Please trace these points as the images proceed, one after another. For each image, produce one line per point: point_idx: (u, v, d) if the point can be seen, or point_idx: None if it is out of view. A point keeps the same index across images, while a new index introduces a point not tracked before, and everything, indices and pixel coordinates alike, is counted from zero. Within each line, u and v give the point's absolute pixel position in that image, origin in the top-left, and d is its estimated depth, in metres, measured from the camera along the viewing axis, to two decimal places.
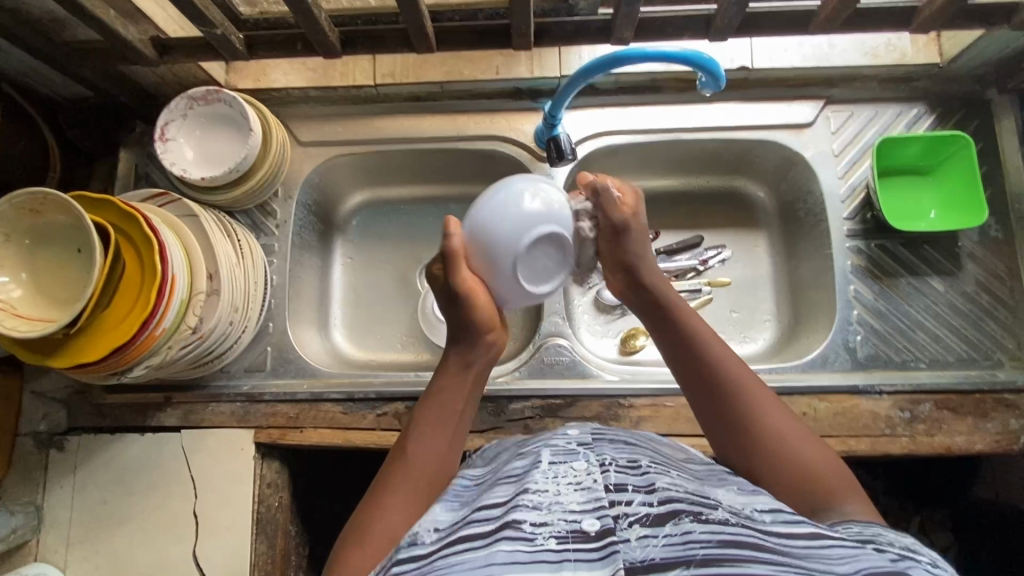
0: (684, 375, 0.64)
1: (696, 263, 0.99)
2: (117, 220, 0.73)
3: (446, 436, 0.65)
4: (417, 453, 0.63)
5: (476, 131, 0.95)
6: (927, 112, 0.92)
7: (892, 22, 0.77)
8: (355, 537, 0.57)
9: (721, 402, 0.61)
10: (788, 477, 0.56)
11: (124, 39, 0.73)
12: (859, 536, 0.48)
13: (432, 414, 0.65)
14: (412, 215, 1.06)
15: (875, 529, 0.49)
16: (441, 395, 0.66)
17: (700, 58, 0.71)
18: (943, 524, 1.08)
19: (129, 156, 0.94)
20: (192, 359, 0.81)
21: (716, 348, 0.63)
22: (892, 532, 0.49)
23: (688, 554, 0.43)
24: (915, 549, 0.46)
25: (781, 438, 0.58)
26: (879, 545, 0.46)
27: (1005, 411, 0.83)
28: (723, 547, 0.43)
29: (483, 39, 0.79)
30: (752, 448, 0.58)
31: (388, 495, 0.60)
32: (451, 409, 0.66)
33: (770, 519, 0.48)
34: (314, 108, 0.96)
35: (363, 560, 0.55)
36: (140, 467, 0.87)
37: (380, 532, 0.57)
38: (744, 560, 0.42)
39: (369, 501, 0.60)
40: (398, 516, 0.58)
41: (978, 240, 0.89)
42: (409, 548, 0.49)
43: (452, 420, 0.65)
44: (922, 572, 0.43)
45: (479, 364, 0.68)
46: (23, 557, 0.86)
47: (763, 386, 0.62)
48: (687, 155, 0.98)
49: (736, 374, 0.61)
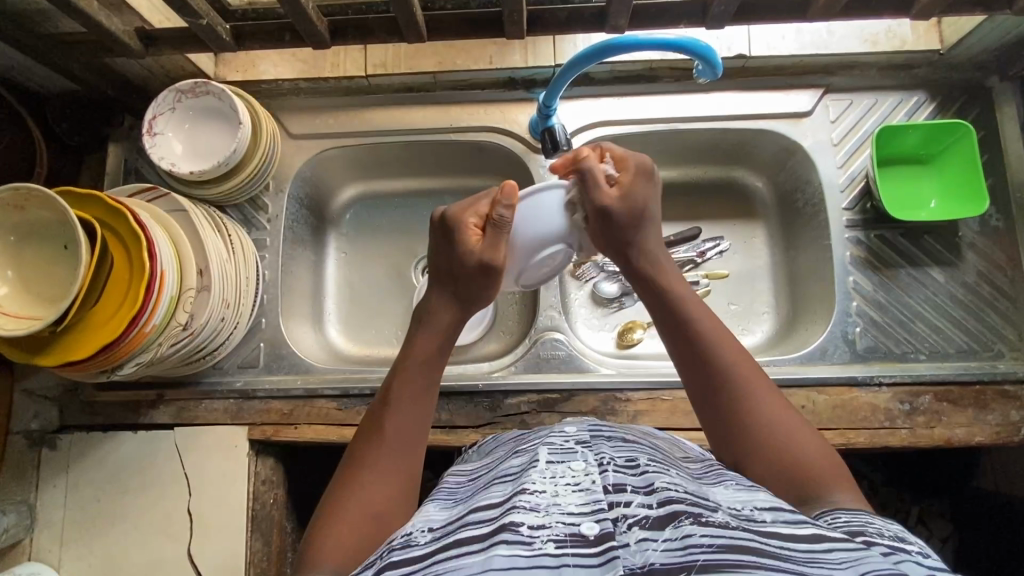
0: (678, 362, 0.63)
1: (693, 256, 0.97)
2: (102, 214, 0.71)
3: (420, 404, 0.62)
4: (392, 424, 0.60)
5: (470, 121, 0.93)
6: (927, 100, 0.90)
7: (892, 8, 0.75)
8: (332, 514, 0.54)
9: (715, 389, 0.60)
10: (776, 467, 0.55)
11: (107, 30, 0.72)
12: (849, 527, 0.47)
13: (403, 385, 0.62)
14: (406, 208, 1.05)
15: (866, 518, 0.48)
16: (417, 369, 0.63)
17: (697, 46, 0.69)
18: (942, 515, 1.08)
19: (117, 150, 0.92)
20: (182, 357, 0.81)
21: (714, 339, 0.61)
22: (882, 520, 0.48)
23: (689, 560, 0.41)
24: (904, 538, 0.46)
25: (773, 427, 0.57)
26: (869, 538, 0.45)
27: (1006, 403, 0.82)
28: (722, 552, 0.42)
29: (475, 28, 0.78)
30: (743, 435, 0.57)
31: (365, 471, 0.57)
32: (425, 384, 0.63)
33: (770, 519, 0.47)
34: (305, 99, 0.95)
35: (342, 536, 0.52)
36: (133, 466, 0.86)
37: (357, 507, 0.54)
38: (746, 566, 0.41)
39: (343, 478, 0.58)
40: (376, 491, 0.56)
41: (979, 229, 0.88)
42: (403, 551, 0.48)
43: (425, 395, 0.63)
44: (914, 565, 0.42)
45: (449, 329, 0.66)
46: (16, 556, 0.85)
47: (768, 387, 0.59)
48: (685, 145, 0.97)
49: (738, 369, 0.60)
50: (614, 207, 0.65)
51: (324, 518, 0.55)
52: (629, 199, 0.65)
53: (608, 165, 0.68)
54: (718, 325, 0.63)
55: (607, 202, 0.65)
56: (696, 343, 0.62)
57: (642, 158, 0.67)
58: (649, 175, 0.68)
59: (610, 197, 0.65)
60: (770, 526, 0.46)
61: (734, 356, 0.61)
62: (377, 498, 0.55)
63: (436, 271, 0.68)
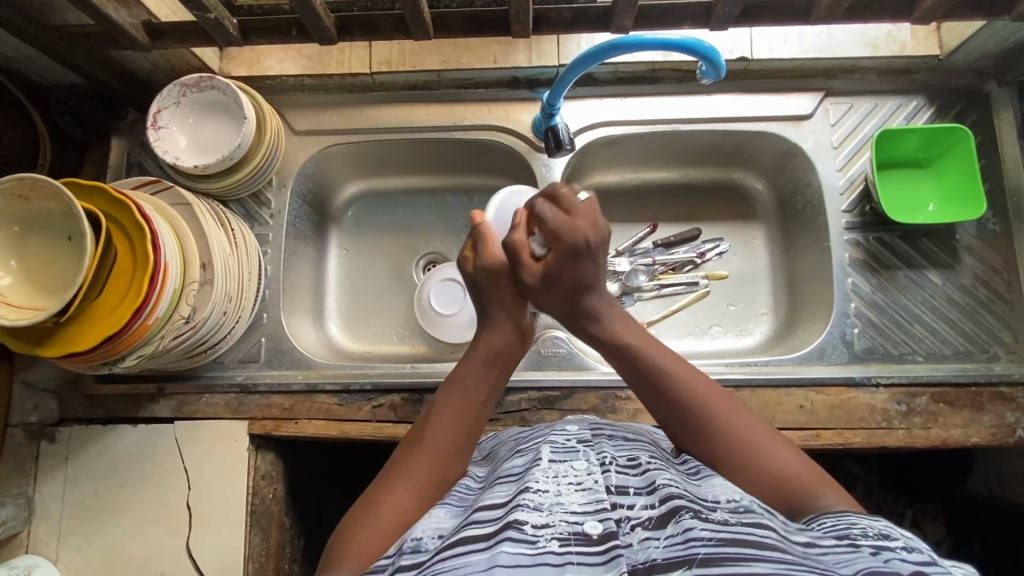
0: (650, 407, 0.64)
1: (693, 256, 0.99)
2: (107, 207, 0.71)
3: (467, 419, 0.64)
4: (431, 434, 0.62)
5: (473, 120, 0.94)
6: (926, 105, 0.91)
7: (893, 12, 0.76)
8: (359, 519, 0.54)
9: (673, 414, 0.61)
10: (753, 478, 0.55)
11: (114, 23, 0.72)
12: (835, 531, 0.46)
13: (456, 402, 0.64)
14: (408, 206, 1.05)
15: (851, 518, 0.48)
16: (460, 383, 0.66)
17: (701, 46, 0.70)
18: (936, 517, 1.08)
19: (121, 143, 0.94)
20: (184, 350, 0.80)
21: (681, 382, 0.62)
22: (866, 519, 0.48)
23: (690, 553, 0.42)
24: (890, 535, 0.45)
25: (742, 439, 0.57)
26: (854, 540, 0.44)
27: (1002, 404, 0.83)
28: (723, 546, 0.42)
29: (480, 26, 0.78)
30: (710, 453, 0.58)
31: (398, 479, 0.58)
32: (470, 397, 0.65)
33: (766, 512, 0.47)
34: (310, 96, 0.95)
35: (370, 537, 0.52)
36: (133, 458, 0.86)
37: (384, 512, 0.54)
38: (744, 558, 0.40)
39: (376, 486, 0.58)
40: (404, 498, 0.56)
41: (976, 233, 0.89)
42: (412, 557, 0.48)
43: (471, 409, 0.64)
44: (900, 562, 0.41)
45: (502, 346, 0.68)
46: (13, 548, 0.85)
47: (738, 412, 0.60)
48: (686, 147, 0.97)
49: (704, 401, 0.60)
50: (535, 284, 0.67)
51: (351, 525, 0.54)
52: (552, 278, 0.66)
53: (537, 244, 0.68)
54: (667, 353, 0.65)
55: (529, 279, 0.67)
56: (646, 375, 0.64)
57: (574, 233, 0.65)
58: (581, 250, 0.65)
59: (531, 277, 0.67)
60: (765, 518, 0.46)
61: (686, 378, 0.62)
62: (404, 505, 0.55)
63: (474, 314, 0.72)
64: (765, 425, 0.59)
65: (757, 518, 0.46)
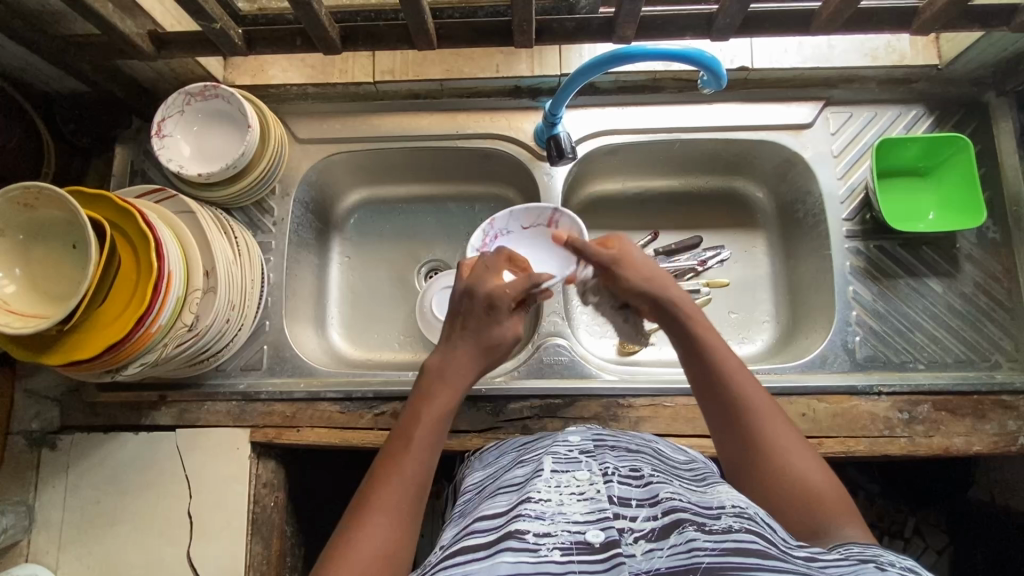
0: (702, 401, 0.64)
1: (694, 264, 0.98)
2: (113, 216, 0.72)
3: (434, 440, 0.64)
4: (405, 459, 0.61)
5: (475, 129, 0.94)
6: (925, 114, 0.92)
7: (893, 23, 0.77)
8: (341, 552, 0.53)
9: (727, 409, 0.62)
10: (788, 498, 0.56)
11: (120, 33, 0.72)
12: (861, 555, 0.45)
13: (422, 424, 0.64)
14: (410, 213, 1.06)
15: (877, 551, 0.46)
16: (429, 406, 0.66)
17: (702, 56, 0.70)
18: (938, 526, 1.08)
19: (125, 152, 0.93)
20: (186, 358, 0.80)
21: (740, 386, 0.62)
22: (896, 555, 0.45)
23: (693, 562, 0.42)
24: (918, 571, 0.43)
25: (784, 459, 0.58)
26: (880, 564, 0.43)
27: (1003, 413, 0.83)
28: (726, 555, 0.42)
29: (483, 36, 0.79)
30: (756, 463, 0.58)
31: (376, 507, 0.56)
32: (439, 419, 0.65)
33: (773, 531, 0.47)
34: (314, 104, 0.96)
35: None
36: (134, 466, 0.86)
37: (367, 546, 0.53)
38: (748, 568, 0.41)
39: (354, 514, 0.56)
40: (386, 529, 0.55)
41: (977, 241, 0.89)
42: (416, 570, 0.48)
43: (438, 428, 0.65)
44: None
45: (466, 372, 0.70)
46: (12, 557, 0.85)
47: (783, 427, 0.60)
48: (687, 156, 0.98)
49: (757, 408, 0.61)
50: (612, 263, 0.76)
51: (331, 557, 0.53)
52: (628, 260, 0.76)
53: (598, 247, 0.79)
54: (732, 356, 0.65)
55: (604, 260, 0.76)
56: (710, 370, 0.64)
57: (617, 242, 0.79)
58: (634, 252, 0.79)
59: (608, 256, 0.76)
60: (764, 531, 0.46)
61: (747, 384, 0.62)
62: (388, 537, 0.54)
63: (476, 342, 0.72)
64: (808, 449, 0.60)
65: (756, 526, 0.46)
